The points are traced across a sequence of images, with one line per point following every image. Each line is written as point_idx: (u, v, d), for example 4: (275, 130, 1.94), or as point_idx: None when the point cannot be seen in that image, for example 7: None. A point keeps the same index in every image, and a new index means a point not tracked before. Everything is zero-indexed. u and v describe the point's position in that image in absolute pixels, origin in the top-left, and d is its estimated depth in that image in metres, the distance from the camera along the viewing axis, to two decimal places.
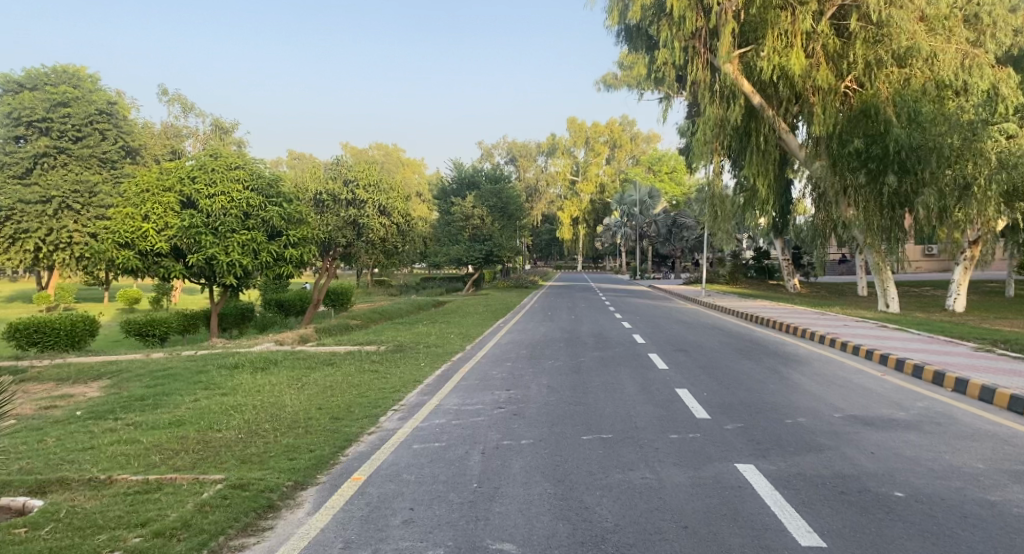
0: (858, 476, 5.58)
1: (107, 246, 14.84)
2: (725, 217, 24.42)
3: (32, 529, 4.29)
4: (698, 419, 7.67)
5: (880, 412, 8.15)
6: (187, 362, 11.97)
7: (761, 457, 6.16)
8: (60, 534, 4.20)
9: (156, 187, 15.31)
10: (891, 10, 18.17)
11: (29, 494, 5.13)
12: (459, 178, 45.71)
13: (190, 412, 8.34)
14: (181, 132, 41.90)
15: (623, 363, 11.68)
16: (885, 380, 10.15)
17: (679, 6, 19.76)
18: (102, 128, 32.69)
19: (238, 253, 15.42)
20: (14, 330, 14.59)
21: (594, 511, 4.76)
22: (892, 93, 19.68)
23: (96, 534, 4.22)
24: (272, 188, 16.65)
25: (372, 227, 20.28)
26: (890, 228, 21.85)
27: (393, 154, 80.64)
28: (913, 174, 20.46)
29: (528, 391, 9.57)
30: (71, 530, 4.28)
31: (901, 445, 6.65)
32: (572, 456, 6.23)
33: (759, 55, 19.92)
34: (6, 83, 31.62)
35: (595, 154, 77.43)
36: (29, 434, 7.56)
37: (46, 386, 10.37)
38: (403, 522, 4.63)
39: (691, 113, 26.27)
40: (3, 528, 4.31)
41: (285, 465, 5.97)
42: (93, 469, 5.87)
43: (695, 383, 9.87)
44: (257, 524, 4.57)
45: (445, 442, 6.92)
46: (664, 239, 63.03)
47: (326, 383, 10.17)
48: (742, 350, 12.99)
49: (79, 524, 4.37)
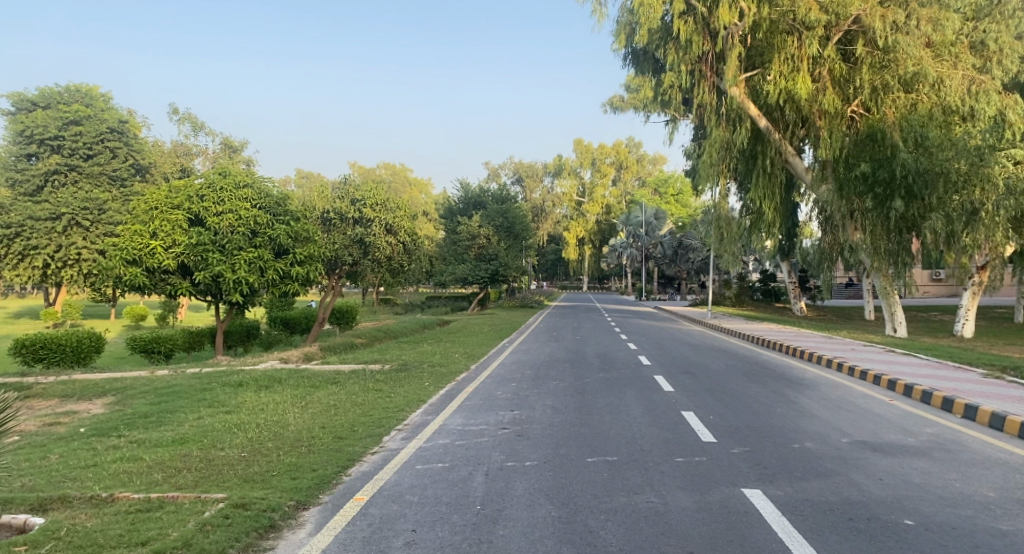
0: (866, 503, 5.50)
1: (115, 263, 14.91)
2: (731, 239, 24.38)
3: (32, 548, 4.25)
4: (704, 443, 7.61)
5: (888, 438, 8.07)
6: (192, 380, 11.92)
7: (767, 482, 6.09)
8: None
9: (164, 204, 15.36)
10: (897, 36, 18.25)
11: (30, 512, 5.11)
12: (465, 198, 45.67)
13: (194, 429, 8.36)
14: (190, 150, 42.31)
15: (629, 385, 11.60)
16: (893, 406, 10.04)
17: (685, 30, 19.94)
18: (114, 146, 32.94)
19: (245, 270, 15.41)
20: (20, 347, 14.60)
21: (598, 536, 4.70)
22: (899, 118, 19.73)
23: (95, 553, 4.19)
24: (279, 207, 16.70)
25: (378, 246, 20.26)
26: (897, 252, 21.59)
27: (400, 174, 81.29)
28: (919, 199, 20.14)
29: (533, 412, 9.51)
30: (72, 549, 4.25)
31: (911, 472, 6.56)
32: (577, 479, 6.17)
33: (765, 79, 20.16)
34: (20, 102, 32.21)
35: (600, 176, 77.55)
36: (32, 451, 7.57)
37: (50, 403, 10.33)
38: (405, 544, 4.57)
39: (698, 135, 26.31)
40: (3, 546, 4.28)
41: (288, 485, 5.93)
42: (95, 487, 5.84)
43: (701, 406, 9.79)
44: (256, 545, 4.52)
45: (448, 463, 6.87)
46: (669, 260, 62.51)
47: (329, 402, 10.11)
48: (748, 374, 12.91)
49: (80, 543, 4.34)
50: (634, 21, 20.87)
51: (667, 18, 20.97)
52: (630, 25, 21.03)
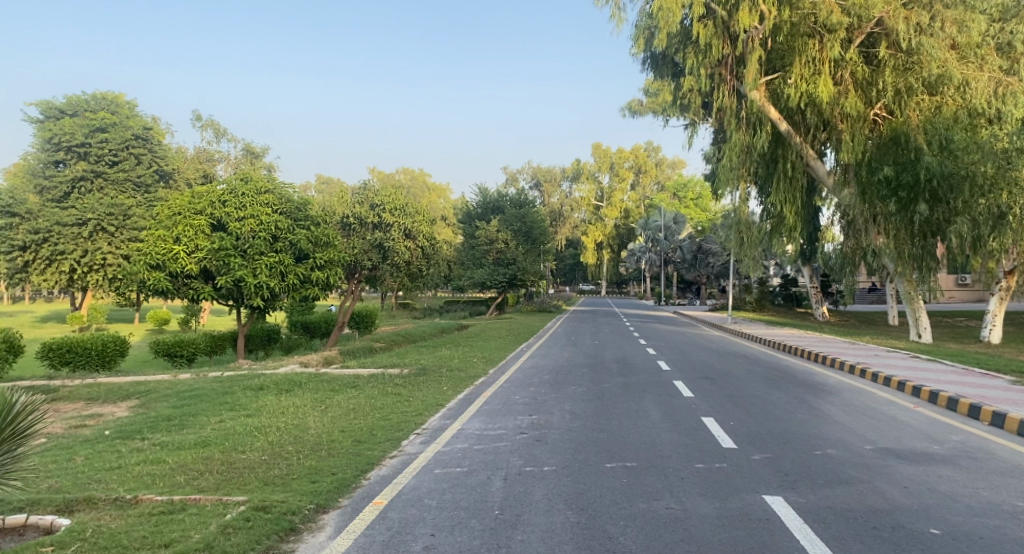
0: (891, 512, 5.41)
1: (139, 269, 15.13)
2: (752, 243, 24.18)
3: (59, 548, 4.30)
4: (724, 449, 7.55)
5: (913, 445, 7.95)
6: (214, 384, 12.01)
7: (789, 489, 6.03)
8: None
9: (187, 210, 15.58)
10: (921, 38, 18.07)
11: (57, 512, 5.18)
12: (484, 202, 45.56)
13: (216, 432, 8.46)
14: (213, 156, 42.81)
15: (648, 390, 11.53)
16: (917, 413, 9.88)
17: (705, 33, 19.88)
18: (138, 153, 33.37)
19: (266, 275, 15.53)
20: (48, 350, 14.88)
21: (618, 542, 4.68)
22: (923, 121, 19.43)
23: None
24: (300, 212, 16.85)
25: (397, 251, 20.31)
26: (921, 256, 21.25)
27: (419, 179, 81.63)
28: (944, 203, 19.78)
29: (551, 417, 9.49)
30: (97, 550, 4.30)
31: (937, 480, 6.45)
32: (596, 485, 6.13)
33: (786, 82, 19.96)
34: (48, 110, 32.89)
35: (620, 180, 77.30)
36: (60, 452, 7.70)
37: (76, 406, 10.49)
38: (424, 548, 4.58)
39: (718, 140, 26.16)
40: (31, 547, 4.33)
41: (308, 488, 5.96)
42: (119, 489, 5.92)
43: (722, 412, 9.69)
44: (278, 548, 4.55)
45: (467, 468, 6.88)
46: (688, 265, 62.09)
47: (349, 406, 10.18)
48: (769, 379, 12.78)
49: (106, 544, 4.40)
50: (653, 25, 20.83)
51: (686, 22, 20.94)
52: (649, 29, 20.97)
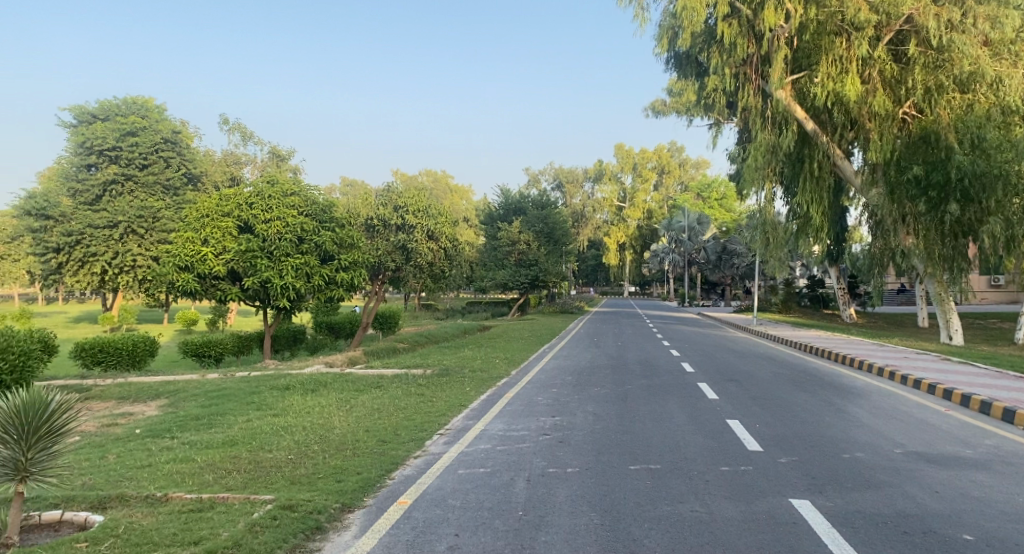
0: (922, 517, 5.32)
1: (169, 271, 15.36)
2: (777, 243, 23.92)
3: (93, 544, 4.39)
4: (750, 452, 7.50)
5: (944, 449, 7.81)
6: (241, 383, 12.15)
7: (817, 493, 5.96)
8: (118, 550, 4.31)
9: (215, 212, 15.78)
10: (952, 35, 17.80)
11: (90, 509, 5.28)
12: (506, 203, 45.57)
13: (243, 431, 8.56)
14: (240, 159, 43.33)
15: (671, 392, 11.45)
16: (949, 417, 9.71)
17: (729, 33, 19.74)
18: (167, 156, 33.86)
19: (292, 276, 15.72)
20: (80, 349, 15.18)
21: (642, 544, 4.67)
22: (954, 119, 19.00)
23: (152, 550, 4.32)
24: (325, 214, 17.05)
25: (420, 252, 20.38)
26: (952, 257, 21.00)
27: (442, 181, 81.91)
28: (976, 203, 19.39)
29: (574, 418, 9.49)
30: (129, 546, 4.39)
31: (970, 485, 6.34)
32: (619, 487, 6.11)
33: (812, 81, 19.76)
34: (81, 115, 33.56)
35: (642, 180, 76.90)
36: (92, 450, 7.85)
37: (108, 404, 10.71)
38: (448, 548, 4.60)
39: (742, 139, 25.92)
40: (66, 542, 4.43)
41: (334, 487, 6.03)
42: (150, 487, 6.02)
43: (747, 415, 9.60)
44: (304, 546, 4.61)
45: (490, 468, 6.90)
46: (712, 266, 61.58)
47: (373, 406, 10.25)
48: (795, 382, 12.62)
49: (137, 541, 4.48)
50: (677, 24, 20.69)
51: (710, 21, 20.83)
52: (673, 29, 20.85)
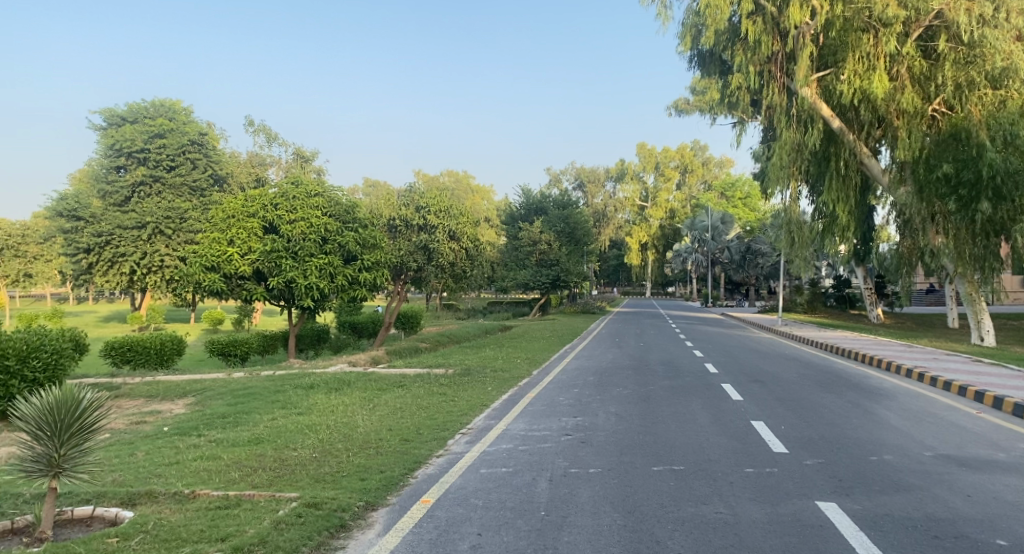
0: (954, 521, 5.22)
1: (196, 271, 15.59)
2: (802, 243, 23.62)
3: (123, 540, 4.47)
4: (775, 453, 7.42)
5: (976, 452, 7.66)
6: (266, 382, 12.28)
7: (844, 495, 5.88)
8: (147, 545, 4.38)
9: (241, 212, 15.98)
10: (984, 29, 17.43)
11: (120, 505, 5.38)
12: (527, 203, 45.53)
13: (268, 429, 8.66)
14: (265, 160, 43.80)
15: (693, 393, 11.37)
16: (981, 419, 9.52)
17: (754, 30, 19.56)
18: (194, 158, 34.32)
19: (316, 276, 15.84)
20: (110, 349, 15.47)
21: (666, 545, 4.64)
22: (986, 116, 18.60)
23: (180, 547, 4.38)
24: (348, 215, 17.18)
25: (442, 252, 20.43)
26: (984, 256, 20.55)
27: (463, 181, 82.17)
28: (1009, 200, 18.58)
29: (596, 418, 9.45)
30: (158, 542, 4.46)
31: (1002, 489, 6.21)
32: (642, 488, 6.07)
33: (838, 78, 19.52)
34: (111, 118, 34.13)
35: (664, 180, 76.38)
36: (121, 447, 7.99)
37: (136, 402, 10.90)
38: (471, 547, 4.61)
39: (767, 137, 25.68)
40: (97, 537, 4.51)
41: (358, 485, 6.08)
42: (177, 483, 6.11)
43: (772, 416, 9.50)
44: (328, 544, 4.64)
45: (512, 468, 6.90)
46: (736, 266, 61.04)
47: (396, 405, 10.30)
48: (821, 383, 12.45)
49: (165, 537, 4.55)
50: (700, 22, 20.55)
51: (734, 18, 20.64)
52: (696, 27, 20.74)
